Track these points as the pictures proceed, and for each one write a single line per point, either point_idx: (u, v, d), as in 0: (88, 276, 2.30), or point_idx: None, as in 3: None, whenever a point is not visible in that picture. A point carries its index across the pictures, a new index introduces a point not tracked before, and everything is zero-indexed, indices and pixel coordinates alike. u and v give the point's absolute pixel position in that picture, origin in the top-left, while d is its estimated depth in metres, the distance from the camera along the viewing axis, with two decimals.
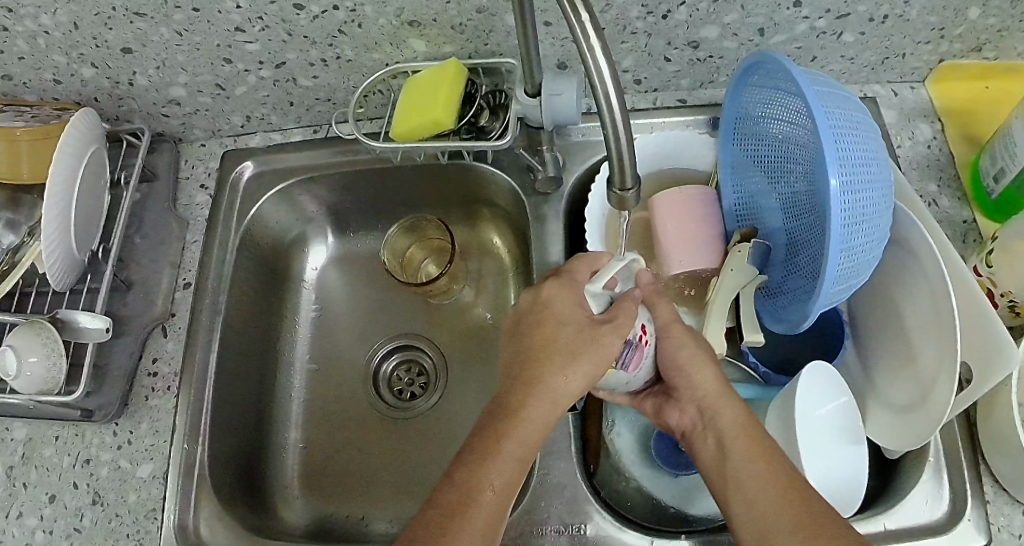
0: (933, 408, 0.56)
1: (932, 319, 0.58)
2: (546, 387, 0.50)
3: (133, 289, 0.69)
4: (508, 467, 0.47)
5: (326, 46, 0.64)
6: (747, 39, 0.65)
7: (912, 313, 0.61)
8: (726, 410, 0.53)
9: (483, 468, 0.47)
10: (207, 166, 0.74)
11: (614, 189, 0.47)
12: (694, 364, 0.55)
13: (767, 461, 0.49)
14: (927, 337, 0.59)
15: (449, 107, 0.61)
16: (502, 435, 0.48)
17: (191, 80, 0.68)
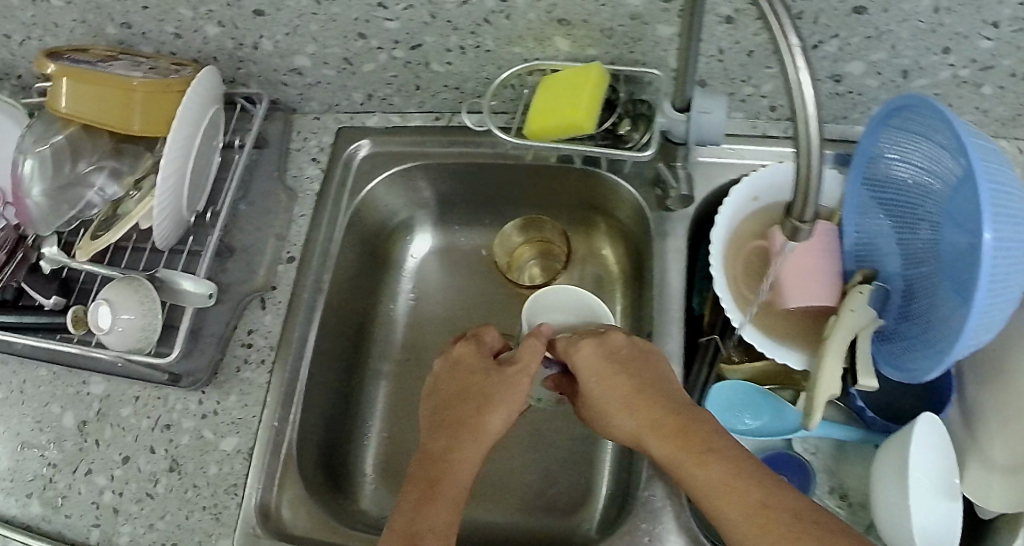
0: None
1: None
2: (474, 435, 0.54)
3: (235, 257, 0.67)
4: (449, 512, 0.49)
5: (468, 34, 0.63)
6: (890, 80, 0.65)
7: None
8: (694, 442, 0.49)
9: (425, 503, 0.49)
10: (319, 140, 0.72)
11: (792, 219, 0.44)
12: (617, 403, 0.54)
13: (747, 485, 0.45)
14: None
15: (591, 111, 0.60)
16: (443, 480, 0.51)
17: (319, 51, 0.66)
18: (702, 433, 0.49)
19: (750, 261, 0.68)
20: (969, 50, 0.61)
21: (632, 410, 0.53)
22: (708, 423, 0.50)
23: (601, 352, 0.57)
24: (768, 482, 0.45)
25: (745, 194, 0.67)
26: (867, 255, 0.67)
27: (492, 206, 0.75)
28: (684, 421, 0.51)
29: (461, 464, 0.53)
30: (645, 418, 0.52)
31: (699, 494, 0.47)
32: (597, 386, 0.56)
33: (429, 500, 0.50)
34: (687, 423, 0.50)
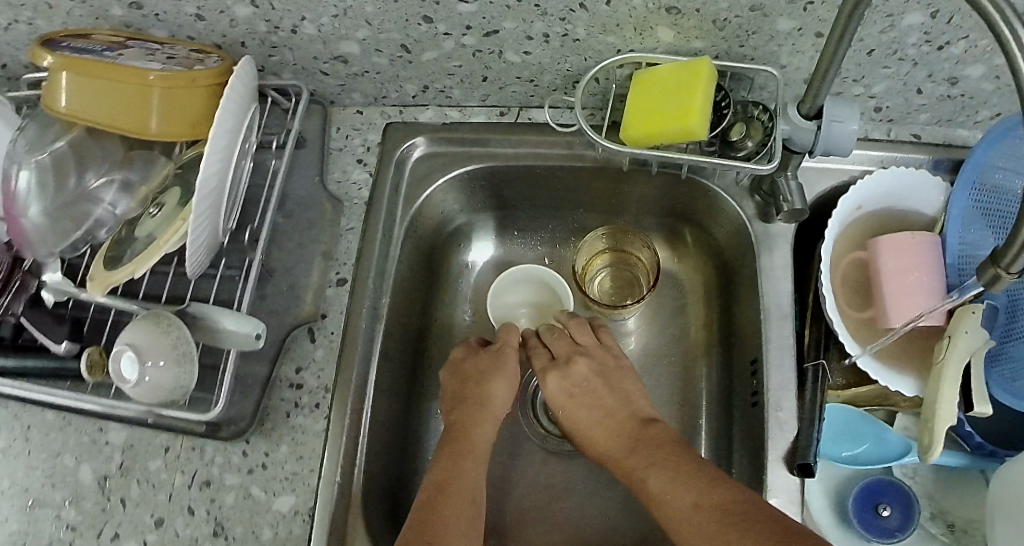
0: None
1: None
2: (486, 415, 0.57)
3: (275, 280, 0.57)
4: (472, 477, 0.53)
5: (556, 20, 0.53)
6: (1007, 83, 0.57)
7: None
8: (648, 462, 0.51)
9: (436, 508, 0.50)
10: (365, 139, 0.62)
11: (998, 270, 0.39)
12: (592, 427, 0.57)
13: (686, 501, 0.47)
14: None
15: (702, 117, 0.52)
16: (454, 471, 0.53)
17: (371, 36, 0.56)
18: (674, 452, 0.51)
19: (850, 274, 0.63)
20: None
21: (603, 433, 0.56)
22: (678, 444, 0.52)
23: (561, 378, 0.59)
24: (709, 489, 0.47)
25: (851, 205, 0.60)
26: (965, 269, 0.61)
27: (558, 212, 0.68)
28: (639, 439, 0.54)
29: (461, 471, 0.53)
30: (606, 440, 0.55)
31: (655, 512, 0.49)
32: (569, 407, 0.58)
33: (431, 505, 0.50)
34: (651, 441, 0.53)
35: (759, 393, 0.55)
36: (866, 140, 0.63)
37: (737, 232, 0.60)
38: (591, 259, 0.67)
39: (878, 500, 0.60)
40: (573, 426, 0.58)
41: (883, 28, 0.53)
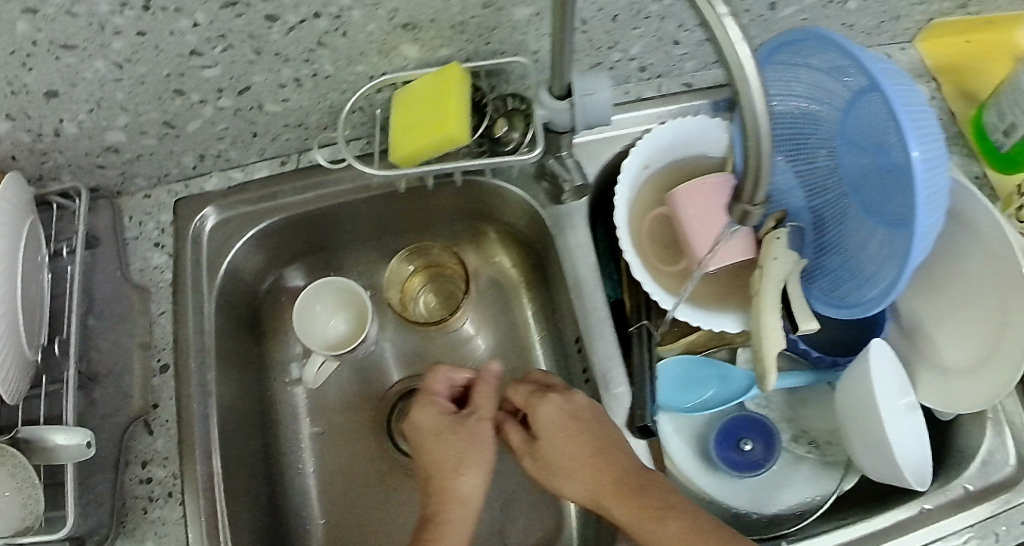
0: (1011, 349, 0.56)
1: (991, 283, 0.58)
2: (428, 450, 0.56)
3: (101, 382, 0.57)
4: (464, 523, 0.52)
5: (301, 63, 0.55)
6: (758, 14, 0.62)
7: (960, 277, 0.60)
8: (609, 478, 0.52)
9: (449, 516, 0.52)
10: (158, 221, 0.63)
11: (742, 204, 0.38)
12: (579, 463, 0.53)
13: (623, 499, 0.50)
14: (983, 300, 0.59)
15: (461, 121, 0.54)
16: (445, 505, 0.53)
17: (132, 121, 0.57)
18: (651, 484, 0.51)
19: (655, 230, 0.65)
20: None
21: (572, 470, 0.53)
22: (654, 478, 0.51)
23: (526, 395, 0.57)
24: (647, 502, 0.50)
25: (638, 163, 0.63)
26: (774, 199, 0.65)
27: (371, 239, 0.69)
28: (621, 483, 0.51)
29: (461, 476, 0.54)
30: (575, 476, 0.53)
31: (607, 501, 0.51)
32: (546, 439, 0.55)
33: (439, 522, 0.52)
34: (601, 455, 0.53)
35: (590, 367, 0.58)
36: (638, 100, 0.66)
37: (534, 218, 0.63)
38: (410, 280, 0.69)
39: (738, 436, 0.64)
40: (541, 461, 0.55)
41: None
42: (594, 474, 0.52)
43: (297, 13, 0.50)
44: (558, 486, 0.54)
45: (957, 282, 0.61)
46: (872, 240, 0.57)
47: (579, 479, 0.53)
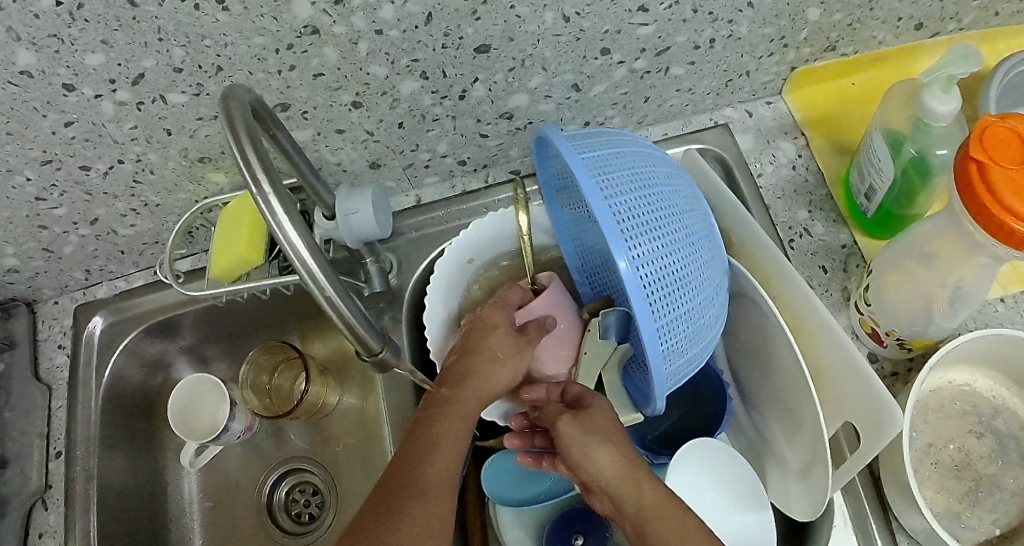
0: (821, 465, 0.50)
1: (799, 386, 0.51)
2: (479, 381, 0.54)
3: (9, 466, 0.68)
4: (458, 430, 0.52)
5: (129, 196, 0.62)
6: (564, 98, 0.60)
7: (780, 375, 0.54)
8: (639, 473, 0.48)
9: (430, 460, 0.50)
10: (63, 325, 0.72)
11: (364, 356, 0.43)
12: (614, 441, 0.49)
13: (659, 502, 0.46)
14: (800, 404, 0.52)
15: (256, 245, 0.59)
16: (437, 424, 0.52)
17: (18, 249, 0.67)
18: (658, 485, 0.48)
19: None
20: (630, 42, 0.56)
21: (600, 440, 0.49)
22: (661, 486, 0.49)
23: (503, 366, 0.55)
24: (674, 502, 0.47)
25: (456, 260, 0.63)
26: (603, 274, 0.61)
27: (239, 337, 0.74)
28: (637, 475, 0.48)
29: (444, 427, 0.52)
30: (603, 444, 0.48)
31: (631, 490, 0.47)
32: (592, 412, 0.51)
33: (413, 447, 0.51)
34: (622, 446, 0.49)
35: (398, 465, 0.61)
36: (464, 195, 0.67)
37: None
38: (272, 381, 0.72)
39: (574, 528, 0.62)
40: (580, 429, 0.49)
41: (391, 103, 0.57)
42: (621, 457, 0.48)
43: (104, 161, 0.59)
44: (577, 460, 0.49)
45: (780, 380, 0.55)
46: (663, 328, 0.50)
47: (605, 444, 0.48)
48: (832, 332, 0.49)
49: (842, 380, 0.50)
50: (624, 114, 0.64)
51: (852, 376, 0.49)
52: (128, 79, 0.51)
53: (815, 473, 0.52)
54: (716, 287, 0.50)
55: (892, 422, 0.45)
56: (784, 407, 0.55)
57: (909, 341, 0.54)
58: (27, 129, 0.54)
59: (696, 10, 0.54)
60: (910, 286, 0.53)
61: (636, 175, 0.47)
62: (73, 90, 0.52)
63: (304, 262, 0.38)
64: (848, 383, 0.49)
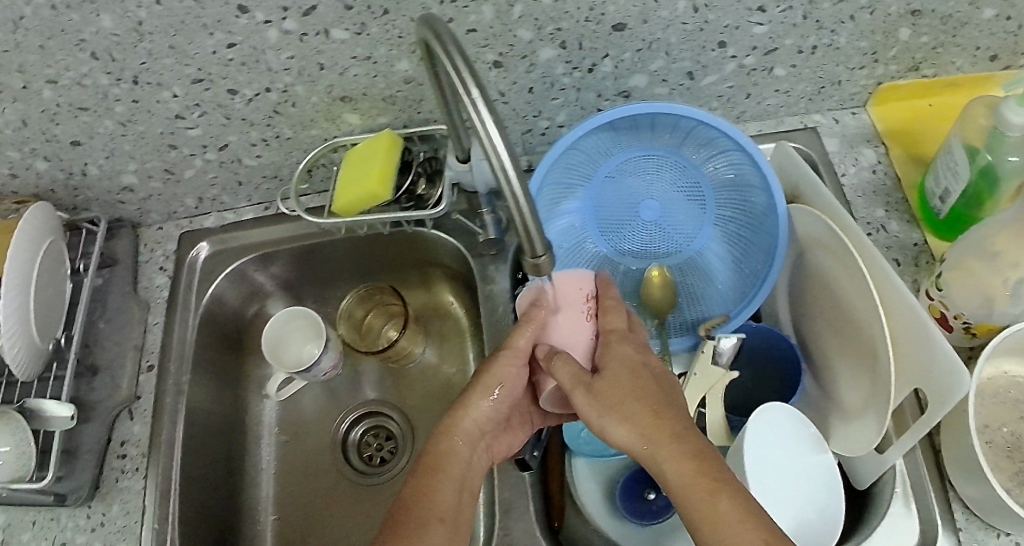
0: (871, 415, 0.57)
1: (866, 345, 0.57)
2: (462, 426, 0.56)
3: (99, 374, 0.71)
4: (455, 495, 0.53)
5: (264, 127, 0.67)
6: (677, 84, 0.67)
7: (842, 333, 0.60)
8: (666, 434, 0.48)
9: (423, 524, 0.49)
10: (165, 249, 0.76)
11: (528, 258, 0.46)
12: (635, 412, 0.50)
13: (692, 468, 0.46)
14: (860, 361, 0.59)
15: (384, 181, 0.62)
16: (433, 483, 0.53)
17: (141, 167, 0.70)
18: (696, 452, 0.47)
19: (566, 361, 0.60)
20: (745, 39, 0.63)
21: (617, 416, 0.50)
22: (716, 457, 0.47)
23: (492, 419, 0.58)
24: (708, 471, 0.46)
25: None
26: (616, 239, 0.69)
27: (331, 280, 0.78)
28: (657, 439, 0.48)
29: (439, 488, 0.52)
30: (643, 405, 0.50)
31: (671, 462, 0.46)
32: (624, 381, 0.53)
33: (405, 510, 0.50)
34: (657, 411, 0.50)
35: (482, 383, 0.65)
36: None
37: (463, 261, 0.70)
38: (364, 319, 0.76)
39: (643, 485, 0.66)
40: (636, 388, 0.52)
41: (527, 67, 0.63)
42: (631, 430, 0.49)
43: (252, 87, 0.63)
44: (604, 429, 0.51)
45: (843, 341, 0.60)
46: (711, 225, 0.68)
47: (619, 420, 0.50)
48: (905, 303, 0.53)
49: (909, 348, 0.54)
50: (725, 106, 0.70)
51: (917, 348, 0.54)
52: (301, 10, 0.56)
53: (863, 421, 0.58)
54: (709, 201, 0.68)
55: (959, 386, 0.49)
56: (854, 373, 0.59)
57: (975, 325, 0.60)
58: (190, 45, 0.59)
59: (807, 16, 0.61)
60: (978, 279, 0.59)
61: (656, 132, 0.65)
62: (246, 12, 0.56)
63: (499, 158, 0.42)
64: (915, 350, 0.53)
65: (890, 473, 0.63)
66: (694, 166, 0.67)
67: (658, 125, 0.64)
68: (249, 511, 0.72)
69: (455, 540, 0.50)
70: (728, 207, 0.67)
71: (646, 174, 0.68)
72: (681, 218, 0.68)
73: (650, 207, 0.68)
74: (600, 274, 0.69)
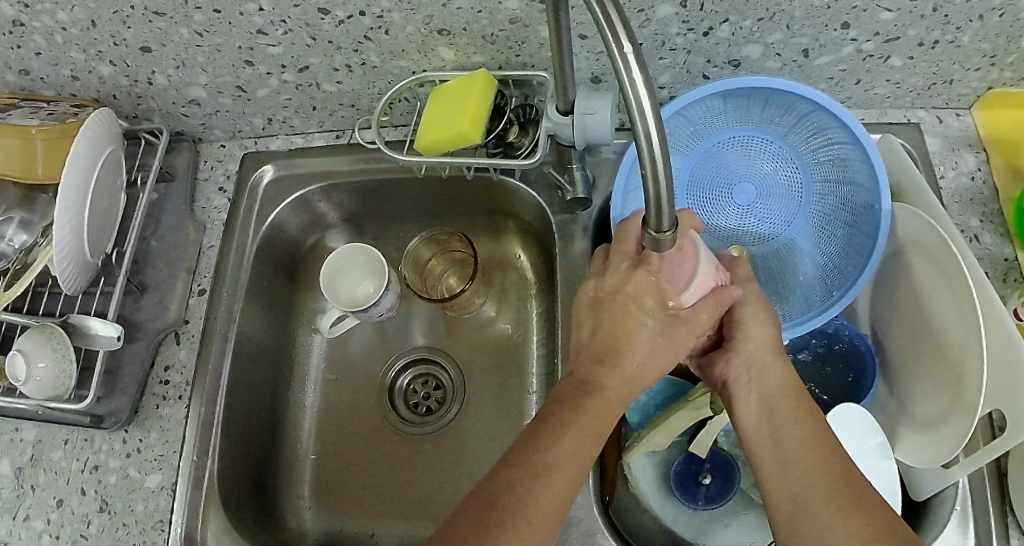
0: (950, 427, 0.53)
1: (955, 355, 0.54)
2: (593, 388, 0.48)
3: (147, 293, 0.68)
4: (574, 452, 0.46)
5: (351, 52, 0.62)
6: (790, 60, 0.63)
7: (932, 335, 0.57)
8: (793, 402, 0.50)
9: (544, 473, 0.44)
10: (226, 168, 0.74)
11: (651, 230, 0.41)
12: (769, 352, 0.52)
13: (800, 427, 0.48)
14: (948, 375, 0.55)
15: (476, 122, 0.59)
16: (563, 435, 0.46)
17: (211, 81, 0.66)
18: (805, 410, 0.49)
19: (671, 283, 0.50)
20: (870, 23, 0.59)
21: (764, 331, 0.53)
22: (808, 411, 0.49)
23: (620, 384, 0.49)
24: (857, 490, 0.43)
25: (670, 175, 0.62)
26: (704, 216, 0.67)
27: (396, 220, 0.75)
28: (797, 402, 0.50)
29: (559, 441, 0.46)
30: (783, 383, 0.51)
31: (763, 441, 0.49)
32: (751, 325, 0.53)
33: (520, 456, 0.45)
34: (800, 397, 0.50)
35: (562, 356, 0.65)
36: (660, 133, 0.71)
37: (540, 216, 0.68)
38: (429, 261, 0.74)
39: (700, 469, 0.64)
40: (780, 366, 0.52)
41: (642, 22, 0.59)
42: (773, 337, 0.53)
43: (345, 9, 0.57)
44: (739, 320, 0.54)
45: (931, 341, 0.58)
46: (812, 217, 0.65)
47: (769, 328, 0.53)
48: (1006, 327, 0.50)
49: (1002, 372, 0.51)
50: (831, 88, 0.68)
51: (1010, 372, 0.50)
52: None
53: (938, 435, 0.55)
54: (817, 191, 0.65)
55: None
56: (940, 381, 0.56)
57: None
58: None
59: (939, 9, 0.57)
60: None
61: (774, 107, 0.63)
62: None
63: (645, 119, 0.36)
64: (1011, 371, 0.50)
65: (952, 489, 0.60)
66: (802, 154, 0.65)
67: (772, 101, 0.62)
68: (287, 451, 0.70)
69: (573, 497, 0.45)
70: (829, 200, 0.65)
71: (748, 154, 0.66)
72: (778, 204, 0.66)
73: (746, 189, 0.66)
74: None
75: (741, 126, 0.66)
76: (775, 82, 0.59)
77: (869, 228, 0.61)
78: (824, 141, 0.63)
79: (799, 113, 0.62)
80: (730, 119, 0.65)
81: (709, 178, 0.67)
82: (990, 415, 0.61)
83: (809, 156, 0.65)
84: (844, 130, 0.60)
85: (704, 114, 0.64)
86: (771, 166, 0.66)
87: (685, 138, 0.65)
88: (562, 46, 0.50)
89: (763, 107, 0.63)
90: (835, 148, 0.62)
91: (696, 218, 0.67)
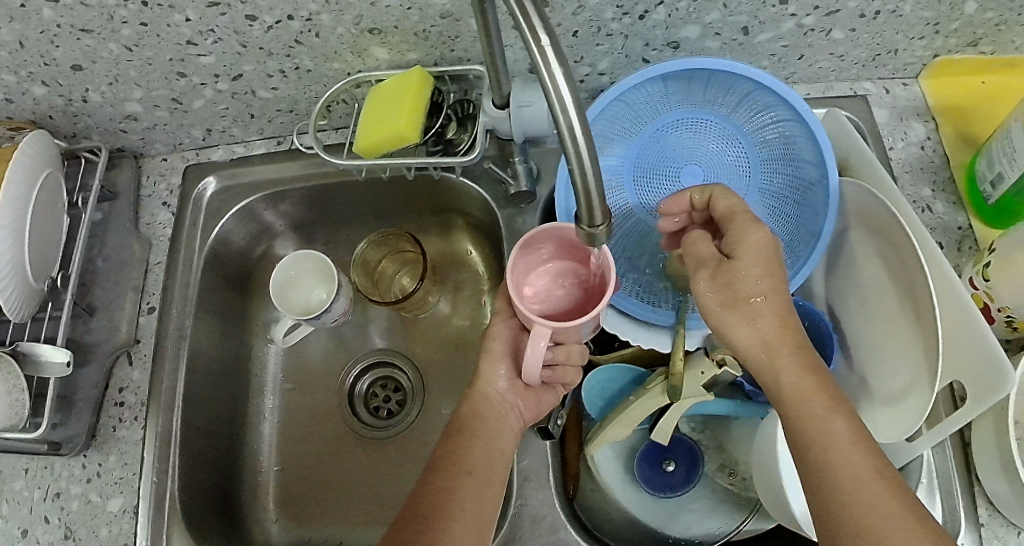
0: (911, 402, 0.53)
1: (911, 329, 0.54)
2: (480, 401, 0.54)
3: (97, 315, 0.67)
4: (485, 455, 0.52)
5: (284, 57, 0.61)
6: (731, 38, 0.62)
7: (887, 310, 0.57)
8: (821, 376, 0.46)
9: (454, 479, 0.50)
10: (169, 183, 0.72)
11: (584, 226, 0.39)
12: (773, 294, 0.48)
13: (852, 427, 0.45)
14: (905, 348, 0.55)
15: (414, 121, 0.58)
16: (466, 447, 0.52)
17: (146, 95, 0.65)
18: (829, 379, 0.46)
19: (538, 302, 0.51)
20: None
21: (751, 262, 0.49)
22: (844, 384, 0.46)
23: (509, 390, 0.56)
24: (897, 479, 0.43)
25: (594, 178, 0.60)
26: (652, 201, 0.66)
27: (345, 224, 0.74)
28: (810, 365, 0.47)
29: (465, 454, 0.51)
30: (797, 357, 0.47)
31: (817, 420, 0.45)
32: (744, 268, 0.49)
33: (432, 472, 0.50)
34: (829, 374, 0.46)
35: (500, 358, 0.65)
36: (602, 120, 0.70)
37: (488, 211, 0.67)
38: (380, 264, 0.73)
39: (663, 456, 0.63)
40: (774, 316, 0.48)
41: (575, 9, 0.58)
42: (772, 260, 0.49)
43: (272, 14, 0.56)
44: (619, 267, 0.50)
45: (886, 315, 0.57)
46: (762, 198, 0.65)
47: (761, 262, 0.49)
48: (961, 296, 0.50)
49: (959, 341, 0.50)
50: (776, 65, 0.67)
51: (967, 341, 0.49)
52: None
53: (898, 411, 0.54)
54: (765, 171, 0.64)
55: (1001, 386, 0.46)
56: (897, 355, 0.56)
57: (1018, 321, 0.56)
58: None
59: None
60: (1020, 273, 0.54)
61: (718, 89, 0.62)
62: None
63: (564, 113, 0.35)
64: (969, 340, 0.49)
65: (915, 462, 0.60)
66: (748, 135, 0.64)
67: (714, 82, 0.62)
68: (250, 464, 0.70)
69: (486, 499, 0.50)
70: (777, 179, 0.64)
71: (695, 137, 0.65)
72: (727, 186, 0.65)
73: (694, 171, 0.65)
74: (631, 237, 0.65)
75: (685, 109, 0.65)
76: (716, 63, 0.58)
77: (817, 205, 0.60)
78: (770, 120, 0.62)
79: (743, 93, 0.62)
80: (674, 102, 0.64)
81: (655, 163, 0.66)
82: (950, 385, 0.61)
83: (755, 136, 0.64)
84: (787, 109, 0.59)
85: (646, 98, 0.63)
86: (718, 148, 0.65)
87: (628, 122, 0.64)
88: (487, 41, 0.49)
89: (706, 89, 0.63)
90: (781, 127, 0.62)
91: (643, 203, 0.66)
